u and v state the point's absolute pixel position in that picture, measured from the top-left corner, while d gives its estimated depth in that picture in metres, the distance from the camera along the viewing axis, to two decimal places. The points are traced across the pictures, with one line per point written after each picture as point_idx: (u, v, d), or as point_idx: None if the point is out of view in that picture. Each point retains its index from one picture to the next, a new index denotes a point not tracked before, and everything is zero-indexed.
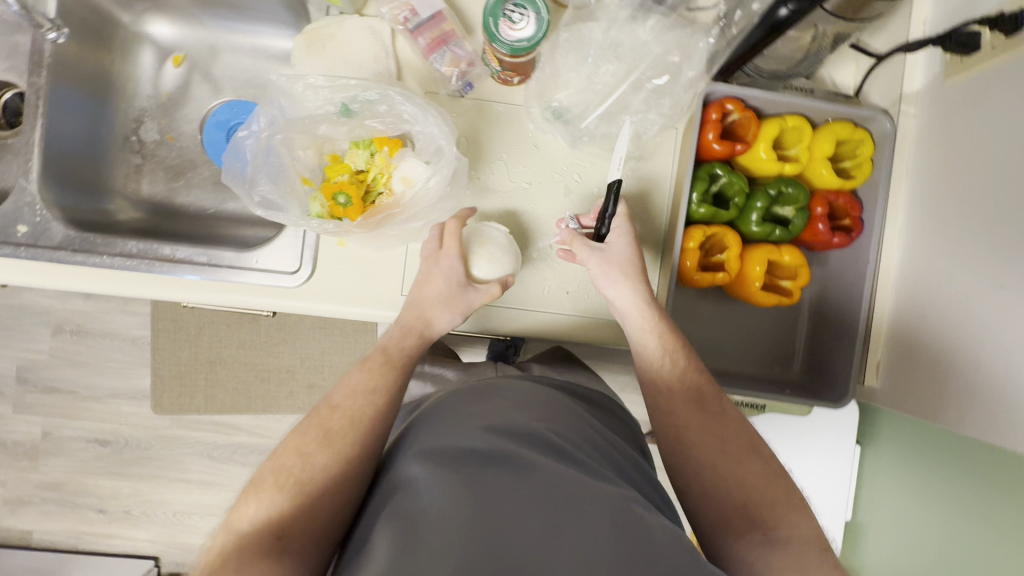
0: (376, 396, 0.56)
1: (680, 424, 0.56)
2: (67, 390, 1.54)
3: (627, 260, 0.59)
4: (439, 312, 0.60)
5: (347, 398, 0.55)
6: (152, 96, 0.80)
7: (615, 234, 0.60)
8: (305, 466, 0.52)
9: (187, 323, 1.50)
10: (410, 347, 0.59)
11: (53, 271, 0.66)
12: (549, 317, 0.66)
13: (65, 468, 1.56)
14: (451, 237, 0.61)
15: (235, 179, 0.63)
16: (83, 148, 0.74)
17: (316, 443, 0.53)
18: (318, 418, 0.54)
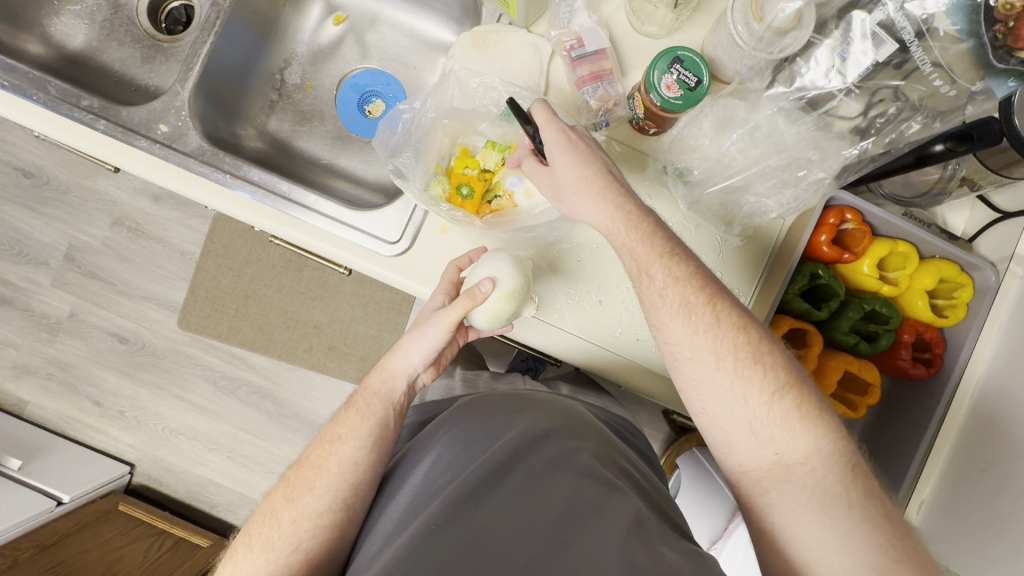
0: (343, 439, 0.64)
1: (678, 353, 0.54)
2: (106, 280, 1.58)
3: (580, 172, 0.56)
4: (414, 343, 0.67)
5: (317, 450, 0.64)
6: (307, 44, 0.85)
7: (562, 154, 0.57)
8: (299, 511, 0.60)
9: (236, 253, 1.54)
10: (383, 387, 0.67)
11: (180, 175, 0.69)
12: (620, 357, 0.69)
13: (78, 352, 1.59)
14: (445, 279, 0.67)
15: (384, 145, 0.69)
16: (234, 73, 0.79)
17: (304, 489, 0.61)
18: (287, 481, 0.63)
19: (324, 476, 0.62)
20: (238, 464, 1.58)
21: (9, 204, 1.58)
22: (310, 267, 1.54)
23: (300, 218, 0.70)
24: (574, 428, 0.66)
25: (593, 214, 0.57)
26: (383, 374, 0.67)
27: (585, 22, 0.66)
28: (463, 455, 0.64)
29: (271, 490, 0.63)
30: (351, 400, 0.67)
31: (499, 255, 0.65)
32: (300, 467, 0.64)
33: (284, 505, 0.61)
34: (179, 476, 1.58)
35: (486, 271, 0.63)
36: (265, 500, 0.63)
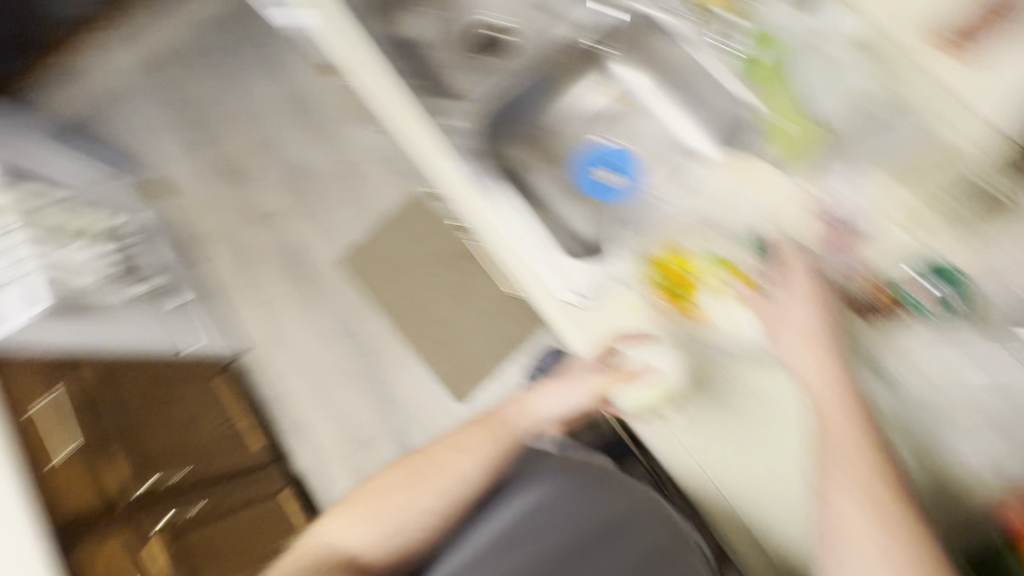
0: (466, 449, 0.69)
1: (846, 549, 0.48)
2: (313, 201, 1.87)
3: (804, 316, 0.60)
4: (557, 391, 0.73)
5: (441, 450, 0.70)
6: (585, 106, 0.98)
7: (794, 296, 0.62)
8: (411, 501, 0.66)
9: (415, 231, 1.76)
10: (512, 419, 0.72)
11: (447, 167, 0.84)
12: (731, 507, 0.65)
13: (260, 243, 1.87)
14: (601, 351, 0.71)
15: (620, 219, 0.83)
16: (522, 107, 0.94)
17: (419, 480, 0.67)
18: (409, 465, 0.69)
19: (442, 478, 0.67)
20: (316, 395, 1.72)
21: (283, 115, 1.96)
22: (463, 268, 1.70)
23: (514, 241, 0.80)
24: (674, 530, 0.60)
25: (797, 357, 0.59)
26: (518, 410, 0.74)
27: (849, 196, 0.69)
28: (561, 509, 0.61)
29: (391, 468, 0.70)
30: (482, 419, 0.74)
31: (664, 345, 0.69)
32: (422, 459, 0.70)
33: (398, 488, 0.67)
34: (268, 378, 1.75)
35: (651, 356, 0.68)
36: (381, 476, 0.70)
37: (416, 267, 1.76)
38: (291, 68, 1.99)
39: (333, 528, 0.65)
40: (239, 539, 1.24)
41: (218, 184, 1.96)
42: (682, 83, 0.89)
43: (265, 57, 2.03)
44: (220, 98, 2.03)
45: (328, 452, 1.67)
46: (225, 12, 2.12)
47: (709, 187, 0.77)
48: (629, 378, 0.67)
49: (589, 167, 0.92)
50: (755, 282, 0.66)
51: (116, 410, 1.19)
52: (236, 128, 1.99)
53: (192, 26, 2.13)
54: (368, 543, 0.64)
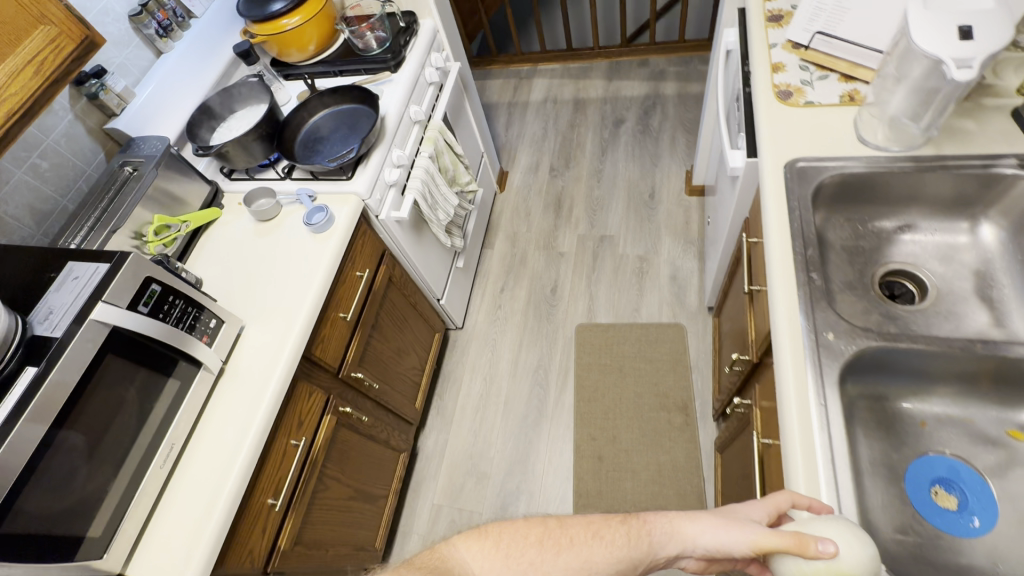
0: (605, 540, 0.64)
1: None
2: (594, 267, 2.03)
3: None
4: (711, 524, 0.64)
5: (576, 526, 0.65)
6: (964, 413, 0.85)
7: None
8: (542, 568, 0.61)
9: (656, 359, 1.77)
10: (655, 530, 0.65)
11: (796, 371, 0.81)
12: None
13: (533, 265, 2.09)
14: (774, 503, 0.67)
15: None
16: (903, 370, 0.84)
17: (552, 548, 0.62)
18: (546, 527, 0.65)
19: (572, 557, 0.62)
20: (477, 404, 1.82)
21: (625, 195, 2.19)
22: (670, 416, 1.65)
23: (822, 488, 0.70)
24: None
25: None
26: (667, 532, 0.65)
27: None
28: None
29: (524, 518, 0.65)
30: (621, 515, 0.67)
31: (848, 524, 0.61)
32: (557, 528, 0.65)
33: (526, 543, 0.63)
34: (458, 361, 1.92)
35: (830, 530, 0.60)
36: (502, 520, 0.66)
37: (631, 381, 1.75)
38: (658, 168, 2.23)
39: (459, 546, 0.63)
40: (361, 465, 1.36)
41: (541, 205, 2.26)
42: None
43: (646, 149, 2.31)
44: (591, 153, 2.37)
45: (448, 454, 1.74)
46: (643, 103, 2.49)
47: None
48: (795, 542, 0.58)
49: (932, 475, 0.82)
50: None
51: (385, 306, 1.43)
52: (585, 179, 2.29)
53: (613, 97, 2.55)
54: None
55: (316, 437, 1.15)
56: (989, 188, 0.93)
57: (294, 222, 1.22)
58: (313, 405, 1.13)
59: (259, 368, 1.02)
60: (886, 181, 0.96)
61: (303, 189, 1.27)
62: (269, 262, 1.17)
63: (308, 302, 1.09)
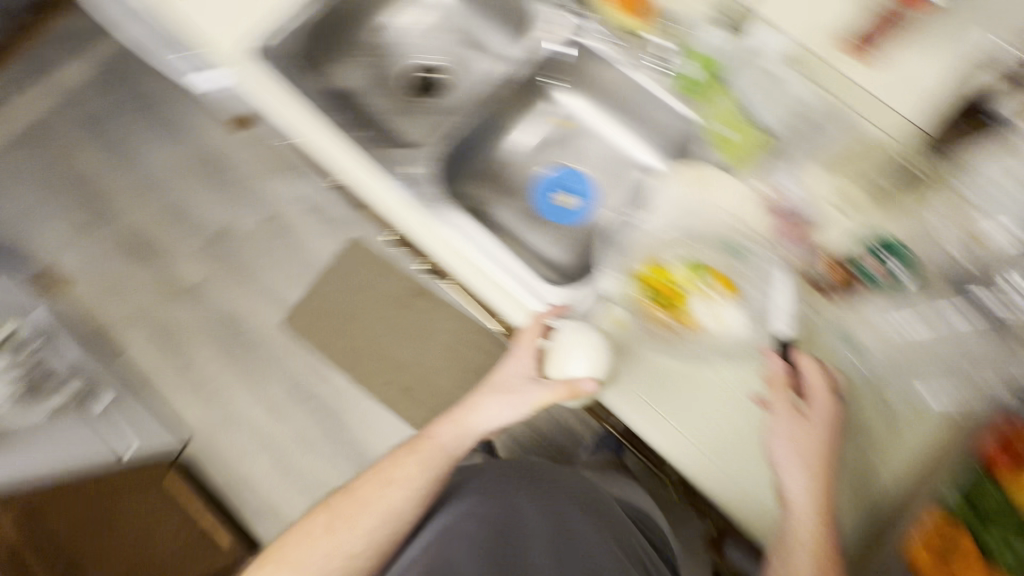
0: (397, 481, 0.70)
1: None
2: (240, 265, 1.75)
3: (815, 431, 0.63)
4: (500, 405, 0.74)
5: (366, 486, 0.71)
6: (528, 133, 1.00)
7: (815, 379, 0.66)
8: (341, 542, 0.67)
9: (365, 283, 1.69)
10: (452, 444, 0.74)
11: (417, 219, 0.82)
12: (761, 506, 0.68)
13: (187, 319, 1.72)
14: (531, 341, 0.74)
15: (605, 241, 0.81)
16: (478, 143, 0.94)
17: (343, 521, 0.68)
18: (330, 507, 0.70)
19: (368, 517, 0.68)
20: (281, 473, 1.59)
21: (192, 179, 1.82)
22: (414, 309, 1.66)
23: (496, 274, 0.78)
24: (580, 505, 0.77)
25: (797, 482, 0.61)
26: (460, 434, 0.74)
27: (798, 193, 0.76)
28: (487, 515, 0.68)
29: (312, 516, 0.70)
30: (411, 444, 0.74)
31: (587, 339, 0.71)
32: (346, 501, 0.70)
33: (321, 535, 0.67)
34: (226, 466, 1.60)
35: (581, 364, 0.70)
36: (303, 522, 0.69)
37: (364, 316, 1.67)
38: (190, 130, 1.86)
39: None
40: None
41: (126, 264, 1.76)
42: (621, 105, 0.94)
43: (159, 120, 1.87)
44: (111, 172, 1.84)
45: None
46: (100, 73, 1.91)
47: (672, 197, 0.79)
48: (572, 390, 0.71)
49: (549, 193, 0.99)
50: (739, 292, 0.71)
51: None
52: (138, 202, 1.82)
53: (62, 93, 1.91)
54: None
55: None
56: None
57: None
58: None
59: None
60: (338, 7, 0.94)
61: None
62: None
63: None
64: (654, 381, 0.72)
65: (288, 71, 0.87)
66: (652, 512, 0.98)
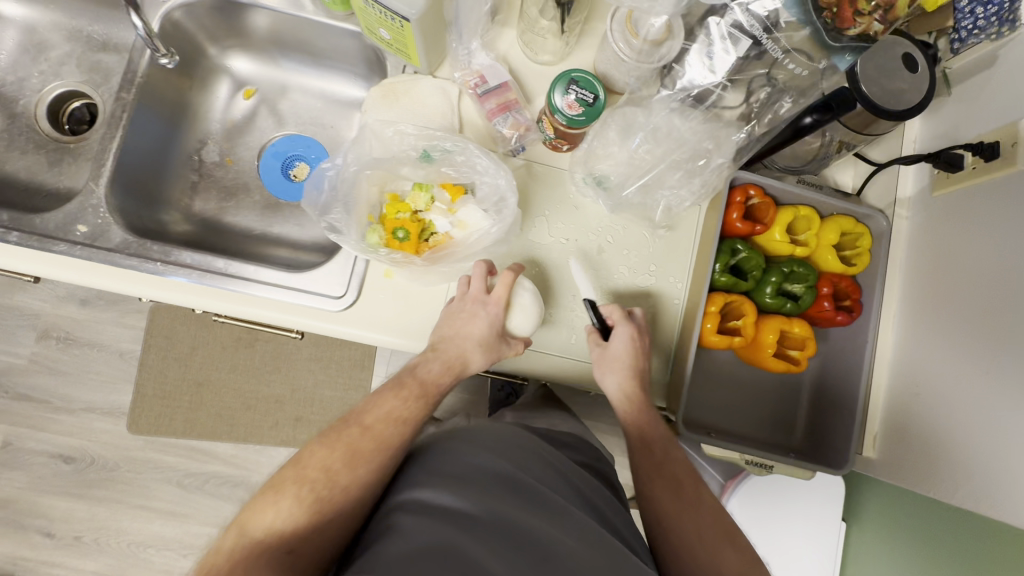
0: (401, 423, 0.64)
1: (663, 510, 0.65)
2: (40, 399, 1.48)
3: (619, 361, 0.66)
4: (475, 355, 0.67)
5: (370, 423, 0.63)
6: (220, 121, 0.86)
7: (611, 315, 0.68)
8: (331, 481, 0.58)
9: (192, 344, 1.50)
10: (439, 385, 0.67)
11: (109, 272, 0.68)
12: (580, 366, 0.72)
13: (18, 484, 1.46)
14: (504, 288, 0.66)
15: (310, 205, 0.67)
16: (160, 156, 0.80)
17: (342, 460, 0.60)
18: (343, 428, 0.63)
19: (378, 457, 0.61)
20: None
21: None
22: (261, 341, 1.53)
23: (242, 292, 0.69)
24: (511, 452, 0.66)
25: (611, 386, 0.67)
26: (441, 372, 0.67)
27: (485, 60, 0.71)
28: (429, 500, 0.57)
29: (313, 446, 0.61)
30: (402, 385, 0.67)
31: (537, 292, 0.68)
32: (361, 430, 0.62)
33: (328, 464, 0.60)
34: None
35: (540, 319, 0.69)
36: (308, 451, 0.61)
37: (212, 375, 1.51)
38: None
39: (251, 519, 0.56)
40: None
41: None
42: (295, 46, 0.82)
43: None
44: None
45: None
46: None
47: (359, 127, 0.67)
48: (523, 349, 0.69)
49: (279, 171, 0.86)
50: (465, 195, 0.68)
51: None
52: None
53: None
54: (274, 532, 0.54)
55: None
56: None
57: None
58: None
59: None
60: None
61: None
62: None
63: None
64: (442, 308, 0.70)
65: None
66: (585, 433, 0.87)
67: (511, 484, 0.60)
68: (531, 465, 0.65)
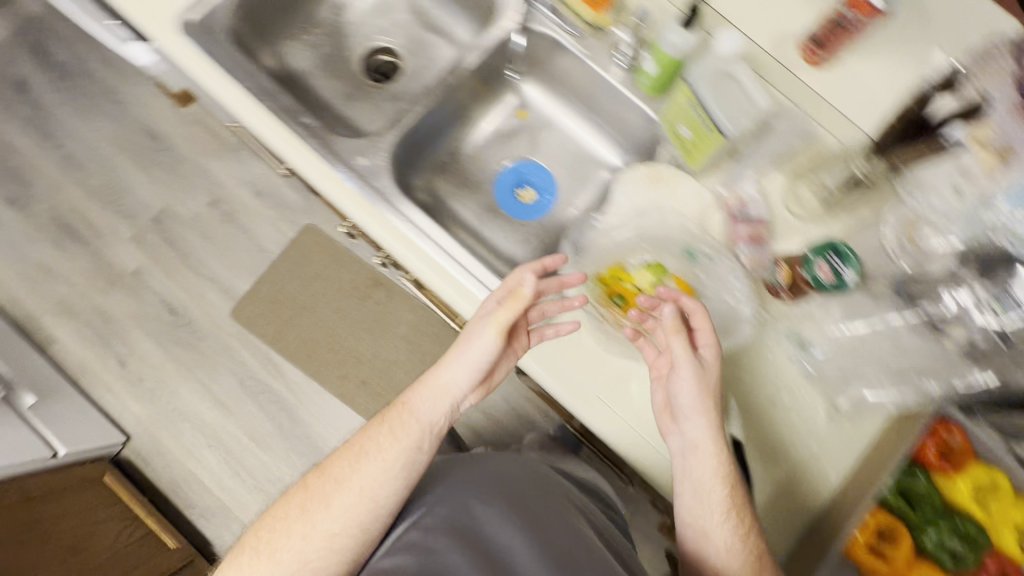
0: (373, 453, 0.67)
1: None
2: (182, 251, 1.64)
3: (710, 395, 0.64)
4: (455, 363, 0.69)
5: (343, 462, 0.67)
6: (488, 127, 0.96)
7: (707, 349, 0.66)
8: (287, 534, 0.64)
9: (321, 273, 1.62)
10: (423, 407, 0.70)
11: (361, 206, 0.77)
12: (664, 460, 0.71)
13: (125, 308, 1.61)
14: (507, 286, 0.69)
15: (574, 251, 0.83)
16: (433, 131, 0.89)
17: (297, 510, 0.65)
18: (307, 482, 0.68)
19: (345, 493, 0.65)
20: (230, 469, 1.53)
21: (123, 158, 1.68)
22: (372, 300, 1.61)
23: (449, 271, 0.75)
24: (514, 482, 0.74)
25: (697, 428, 0.63)
26: (426, 395, 0.70)
27: (751, 191, 0.76)
28: (446, 517, 0.66)
29: (287, 497, 0.67)
30: (387, 415, 0.70)
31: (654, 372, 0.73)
32: (323, 478, 0.67)
33: (292, 519, 0.65)
34: (171, 463, 1.53)
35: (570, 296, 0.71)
36: (281, 503, 0.67)
37: (318, 306, 1.60)
38: (124, 103, 1.71)
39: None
40: None
41: (53, 247, 1.63)
42: (583, 102, 0.91)
43: (89, 91, 1.71)
44: (40, 151, 1.69)
45: None
46: (15, 39, 1.73)
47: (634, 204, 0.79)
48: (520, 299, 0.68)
49: (509, 186, 0.95)
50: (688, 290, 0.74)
51: None
52: (68, 182, 1.67)
53: None
54: None
55: None
56: None
57: None
58: None
59: None
60: None
61: None
62: None
63: None
64: (611, 380, 0.72)
65: (228, 54, 0.81)
66: (598, 480, 0.96)
67: (507, 507, 0.68)
68: (536, 497, 0.73)
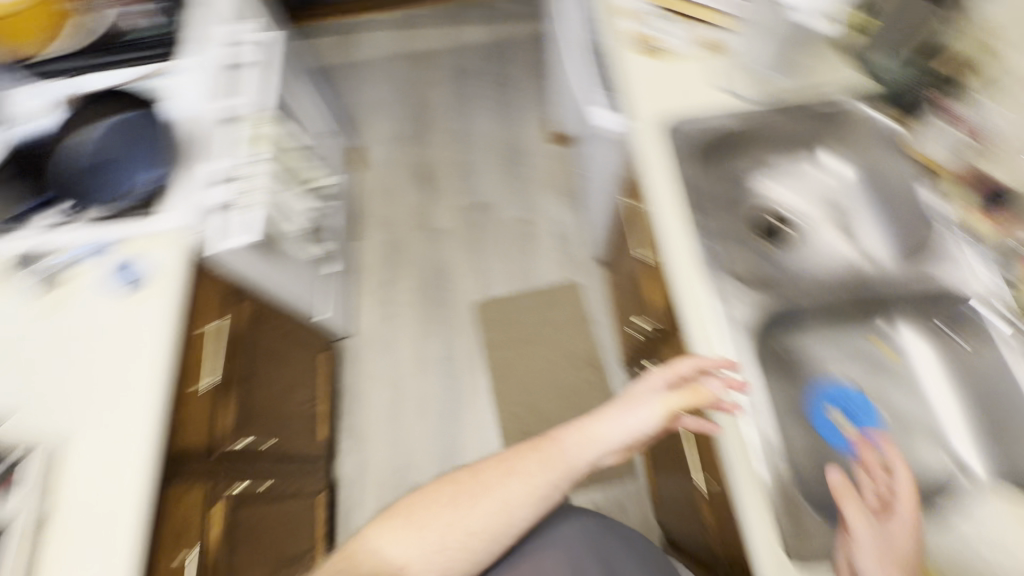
0: (524, 473, 0.79)
1: None
2: (480, 237, 1.89)
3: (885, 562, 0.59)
4: (614, 419, 0.80)
5: (494, 471, 0.80)
6: (851, 344, 0.92)
7: (903, 528, 0.61)
8: (437, 513, 0.77)
9: (562, 335, 1.72)
10: (574, 450, 0.80)
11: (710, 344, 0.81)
12: None
13: (414, 248, 1.90)
14: (673, 370, 0.78)
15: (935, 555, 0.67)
16: (802, 318, 0.89)
17: (447, 498, 0.78)
18: (456, 478, 0.80)
19: (490, 498, 0.78)
20: (389, 415, 1.67)
21: (491, 154, 2.04)
22: (583, 376, 1.66)
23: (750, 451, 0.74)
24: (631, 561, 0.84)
25: None
26: (577, 440, 0.81)
27: None
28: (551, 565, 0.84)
29: (440, 483, 0.80)
30: (539, 445, 0.81)
31: None
32: (474, 478, 0.80)
33: (443, 505, 0.78)
34: (358, 376, 1.73)
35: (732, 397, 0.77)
36: (433, 486, 0.81)
37: (540, 348, 1.71)
38: (519, 118, 2.08)
39: (381, 535, 0.76)
40: (273, 531, 1.18)
41: (407, 178, 2.03)
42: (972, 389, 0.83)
43: (502, 99, 2.13)
44: (447, 115, 2.13)
45: (371, 475, 1.60)
46: (488, 49, 2.27)
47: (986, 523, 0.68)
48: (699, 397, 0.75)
49: (822, 403, 0.88)
50: None
51: (260, 348, 1.21)
52: (448, 144, 2.08)
53: (456, 45, 2.29)
54: (392, 552, 0.75)
55: (205, 532, 0.95)
56: (831, 128, 1.00)
57: (101, 283, 0.94)
58: (193, 505, 0.92)
59: (117, 485, 0.80)
60: (744, 130, 1.00)
61: (105, 236, 0.97)
62: (78, 342, 0.89)
63: (154, 381, 0.87)
64: None
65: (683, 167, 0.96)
66: None
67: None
68: None
